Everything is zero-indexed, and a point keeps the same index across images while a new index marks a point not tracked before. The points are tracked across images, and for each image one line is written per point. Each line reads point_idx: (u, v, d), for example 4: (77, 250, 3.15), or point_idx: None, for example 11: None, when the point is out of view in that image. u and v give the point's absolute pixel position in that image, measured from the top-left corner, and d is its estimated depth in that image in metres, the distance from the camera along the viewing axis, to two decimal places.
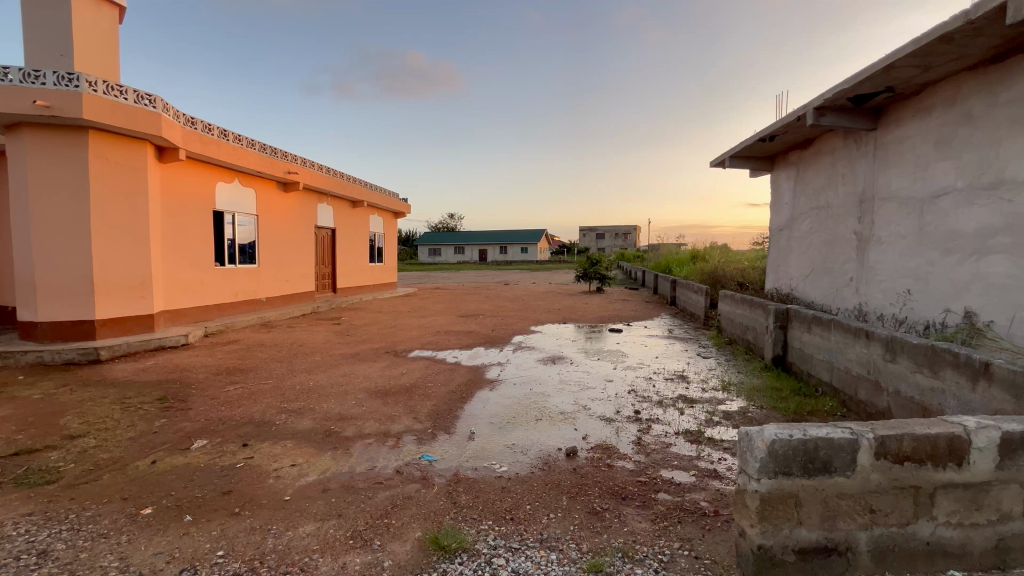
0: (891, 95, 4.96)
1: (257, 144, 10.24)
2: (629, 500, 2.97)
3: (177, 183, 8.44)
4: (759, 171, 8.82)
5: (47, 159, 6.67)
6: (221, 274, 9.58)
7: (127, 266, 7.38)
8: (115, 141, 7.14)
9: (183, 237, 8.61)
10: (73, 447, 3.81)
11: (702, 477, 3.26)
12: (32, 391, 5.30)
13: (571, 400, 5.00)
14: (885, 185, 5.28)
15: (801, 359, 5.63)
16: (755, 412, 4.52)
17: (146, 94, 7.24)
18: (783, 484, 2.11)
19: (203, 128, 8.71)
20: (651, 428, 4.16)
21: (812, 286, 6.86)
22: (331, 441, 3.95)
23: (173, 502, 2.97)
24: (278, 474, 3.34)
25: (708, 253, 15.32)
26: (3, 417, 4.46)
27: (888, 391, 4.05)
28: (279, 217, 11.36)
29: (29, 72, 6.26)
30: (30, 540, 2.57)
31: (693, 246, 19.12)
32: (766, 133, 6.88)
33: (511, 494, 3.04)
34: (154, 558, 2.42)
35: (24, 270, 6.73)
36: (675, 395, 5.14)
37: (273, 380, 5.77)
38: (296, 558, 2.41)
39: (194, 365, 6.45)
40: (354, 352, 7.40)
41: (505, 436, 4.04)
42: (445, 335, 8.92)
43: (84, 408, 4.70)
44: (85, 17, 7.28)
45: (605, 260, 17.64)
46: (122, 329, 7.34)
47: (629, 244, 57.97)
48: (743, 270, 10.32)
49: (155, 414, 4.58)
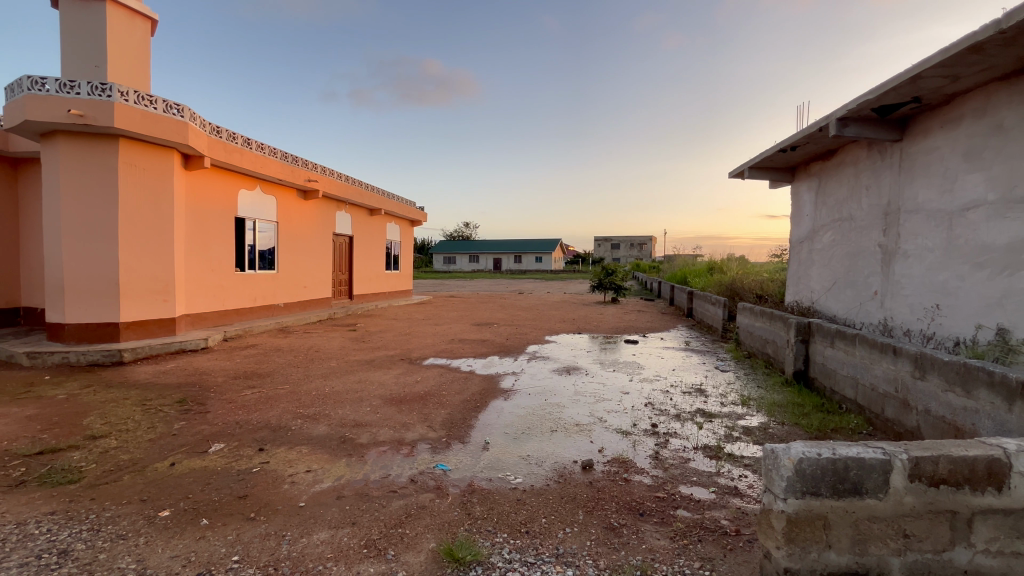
0: (916, 105, 4.88)
1: (279, 152, 10.45)
2: (647, 516, 2.90)
3: (202, 190, 8.66)
4: (778, 182, 8.69)
5: (79, 165, 6.87)
6: (241, 279, 9.73)
7: (151, 270, 7.56)
8: (143, 149, 7.35)
9: (204, 243, 8.78)
10: (95, 447, 3.88)
11: (722, 494, 3.18)
12: (58, 391, 5.42)
13: (587, 411, 4.93)
14: (911, 197, 5.15)
15: (823, 375, 5.48)
16: (777, 429, 4.39)
17: (175, 104, 7.46)
18: (811, 505, 2.04)
19: (228, 138, 8.95)
20: (668, 442, 4.08)
21: (834, 299, 6.73)
22: (345, 447, 3.95)
23: (190, 504, 3.00)
24: (293, 479, 3.35)
25: (727, 264, 15.12)
26: (30, 415, 4.57)
27: (917, 410, 3.92)
28: (298, 224, 11.54)
29: (65, 82, 6.49)
30: (52, 539, 2.61)
31: (710, 257, 18.90)
32: (786, 143, 6.77)
33: (527, 507, 2.99)
34: (170, 561, 2.42)
35: (54, 272, 6.91)
36: (693, 409, 5.03)
37: (290, 385, 5.83)
38: (310, 565, 2.40)
39: (213, 368, 6.56)
40: (369, 358, 7.42)
41: (520, 447, 4.00)
42: (460, 342, 8.93)
43: (106, 409, 4.79)
44: (119, 29, 7.56)
45: (621, 270, 17.50)
46: (144, 331, 7.50)
47: (644, 254, 57.81)
48: (762, 282, 10.13)
49: (175, 416, 4.66)
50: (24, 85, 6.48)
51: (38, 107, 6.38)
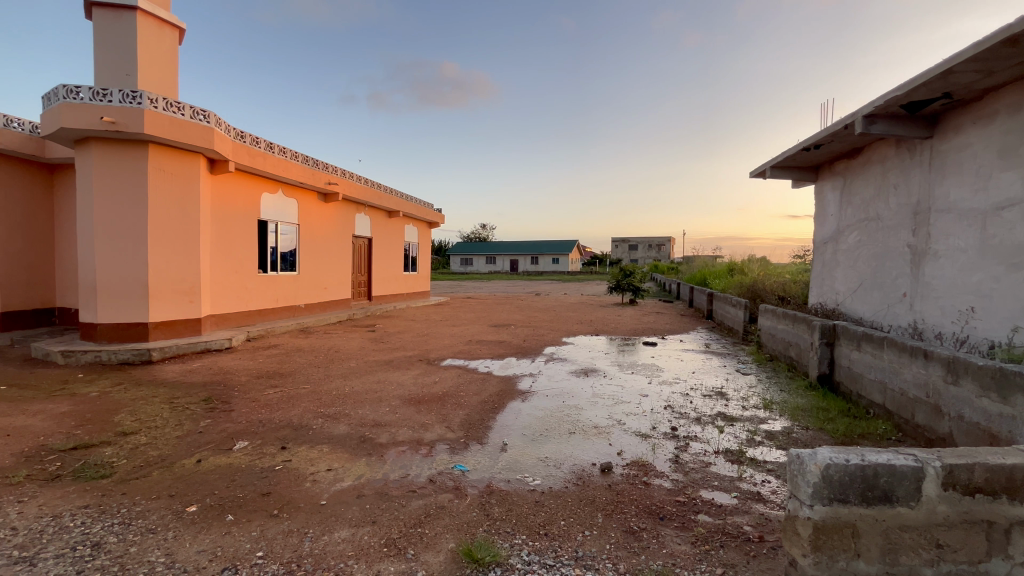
0: (948, 101, 4.73)
1: (300, 155, 10.64)
2: (667, 520, 2.86)
3: (227, 193, 8.88)
4: (802, 181, 8.51)
5: (110, 170, 7.11)
6: (263, 281, 9.93)
7: (178, 272, 7.77)
8: (171, 154, 7.56)
9: (228, 245, 8.98)
10: (125, 443, 4.01)
11: (744, 499, 3.12)
12: (90, 388, 5.61)
13: (605, 414, 4.90)
14: (942, 196, 4.99)
15: (849, 379, 5.34)
16: (801, 434, 4.29)
17: (201, 110, 7.66)
18: (839, 512, 1.99)
19: (252, 142, 9.16)
20: (689, 446, 4.02)
21: (860, 301, 6.55)
22: (365, 447, 4.00)
23: (216, 501, 3.07)
24: (314, 478, 3.40)
25: (748, 265, 14.85)
26: (65, 412, 4.73)
27: (949, 416, 3.79)
28: (319, 226, 11.73)
29: (98, 91, 6.73)
30: (86, 532, 2.69)
31: (730, 258, 18.59)
32: (810, 141, 6.63)
33: (545, 509, 2.98)
34: (197, 556, 2.48)
35: (87, 273, 7.16)
36: (714, 412, 4.95)
37: (311, 385, 5.92)
38: (332, 563, 2.43)
39: (237, 367, 6.71)
40: (388, 359, 7.50)
41: (539, 449, 3.99)
42: (477, 344, 8.94)
43: (135, 407, 4.94)
44: (149, 38, 7.82)
45: (639, 271, 17.35)
46: (171, 330, 7.71)
47: (663, 256, 57.27)
48: (784, 283, 9.92)
49: (201, 414, 4.77)
50: (59, 94, 6.73)
51: (73, 115, 6.62)
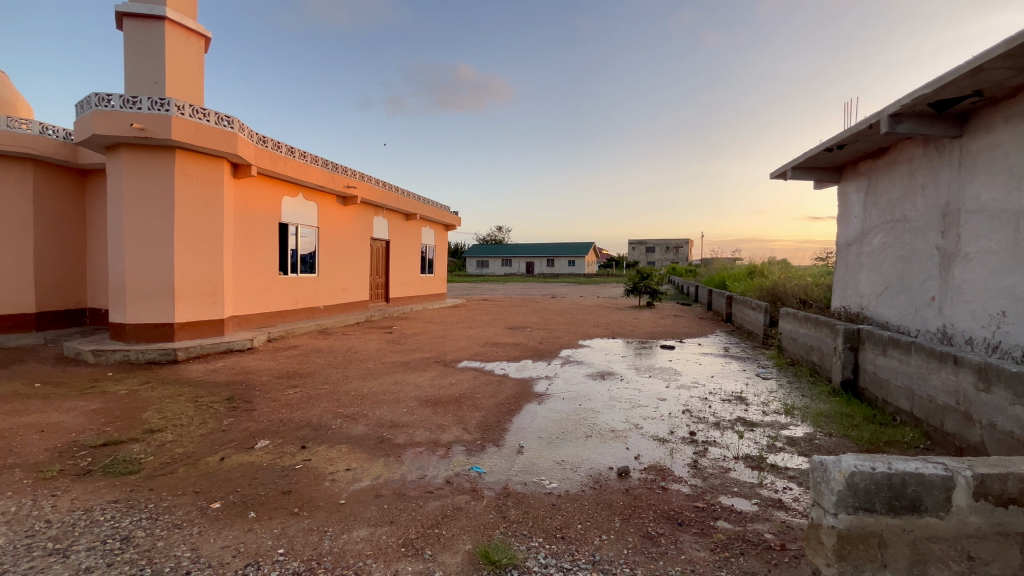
0: (978, 99, 4.59)
1: (320, 159, 10.83)
2: (686, 526, 2.83)
3: (249, 197, 9.08)
4: (824, 182, 8.34)
5: (139, 175, 7.33)
6: (283, 282, 10.12)
7: (203, 273, 7.97)
8: (197, 160, 7.77)
9: (250, 247, 9.18)
10: (153, 440, 4.12)
11: (765, 506, 3.06)
12: (119, 387, 5.79)
13: (622, 418, 4.86)
14: (973, 196, 4.84)
15: (875, 385, 5.20)
16: (824, 440, 4.20)
17: (225, 116, 7.86)
18: (865, 521, 1.95)
19: (273, 147, 9.36)
20: (707, 451, 3.97)
21: (885, 305, 6.38)
22: (383, 447, 4.04)
23: (239, 498, 3.14)
24: (334, 477, 3.46)
25: (768, 268, 14.60)
26: (96, 409, 4.90)
27: (981, 424, 3.67)
28: (338, 229, 11.91)
29: (128, 99, 6.96)
30: (116, 525, 2.78)
31: (750, 260, 18.29)
32: (833, 142, 6.50)
33: (562, 512, 2.98)
34: (222, 551, 2.54)
35: (117, 275, 7.40)
36: (733, 417, 4.87)
37: (330, 385, 6.00)
38: (352, 561, 2.47)
39: (258, 368, 6.84)
40: (405, 360, 7.56)
41: (555, 452, 3.98)
42: (493, 346, 8.97)
43: (162, 405, 5.08)
44: (177, 47, 8.06)
45: (656, 274, 17.18)
46: (196, 331, 7.91)
47: (680, 258, 56.63)
48: (806, 286, 9.71)
49: (225, 413, 4.89)
50: (92, 102, 6.98)
51: (105, 123, 6.87)
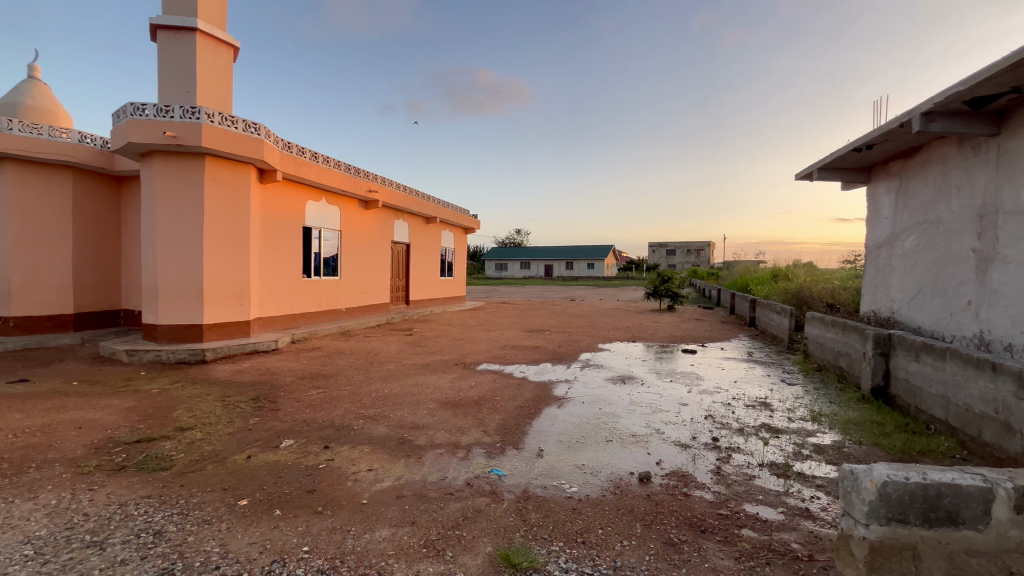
0: (1016, 96, 4.41)
1: (343, 164, 11.03)
2: (709, 534, 2.78)
3: (274, 202, 9.30)
4: (852, 183, 8.11)
5: (171, 182, 7.59)
6: (307, 285, 10.32)
7: (230, 276, 8.19)
8: (225, 165, 8.01)
9: (275, 251, 9.40)
10: (183, 438, 4.25)
11: (792, 515, 2.99)
12: (151, 386, 5.99)
13: (643, 422, 4.81)
14: (1011, 197, 4.65)
15: (907, 392, 5.03)
16: (853, 448, 4.08)
17: (253, 123, 8.08)
18: (898, 533, 1.93)
19: (298, 152, 9.57)
20: (731, 458, 3.90)
21: (918, 310, 6.17)
22: (404, 448, 4.08)
23: (265, 495, 3.21)
24: (356, 477, 3.51)
25: (792, 271, 14.27)
26: (130, 407, 5.08)
27: (1020, 434, 3.53)
28: (360, 232, 12.10)
29: (161, 107, 7.21)
30: (149, 520, 2.88)
31: (774, 264, 17.90)
32: (862, 142, 6.33)
33: (582, 517, 2.96)
34: (249, 547, 2.60)
35: (150, 278, 7.66)
36: (757, 424, 4.77)
37: (352, 386, 6.09)
38: (374, 561, 2.50)
39: (283, 368, 6.99)
40: (425, 362, 7.63)
41: (575, 456, 3.96)
42: (512, 349, 8.97)
43: (191, 404, 5.23)
44: (206, 56, 8.32)
45: (677, 277, 16.97)
46: (223, 332, 8.13)
47: (702, 261, 55.80)
48: (833, 290, 9.45)
49: (251, 412, 5.01)
50: (128, 111, 7.25)
51: (140, 131, 7.13)
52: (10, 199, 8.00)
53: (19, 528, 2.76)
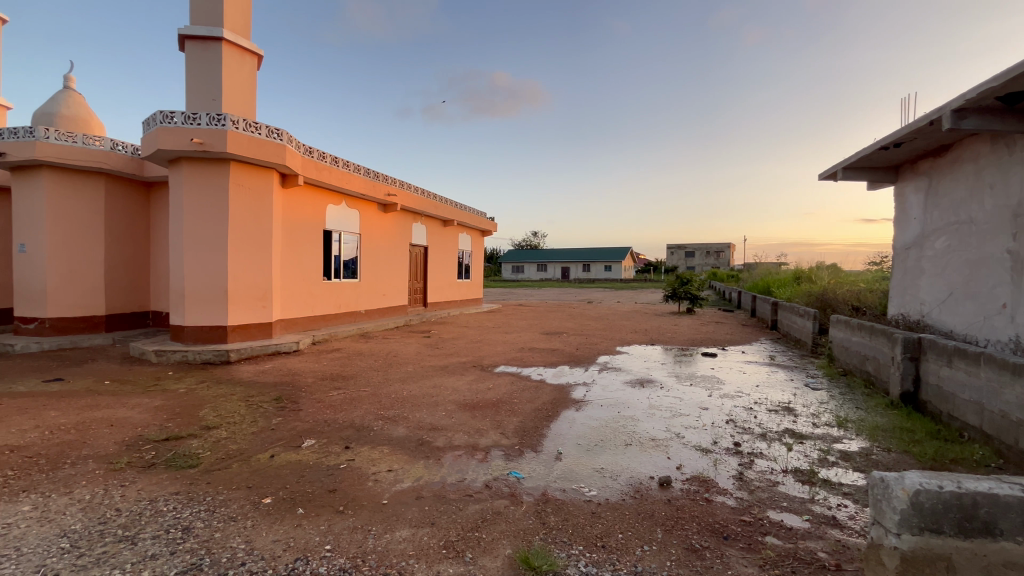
0: None
1: (362, 168, 11.19)
2: (732, 540, 2.74)
3: (296, 206, 9.48)
4: (879, 183, 7.91)
5: (198, 187, 7.80)
6: (327, 287, 10.49)
7: (253, 279, 8.37)
8: (249, 171, 8.20)
9: (297, 254, 9.58)
10: (209, 436, 4.36)
11: (818, 523, 2.92)
12: (178, 385, 6.16)
13: (663, 426, 4.76)
14: None
15: (938, 398, 4.87)
16: (882, 456, 3.97)
17: (276, 129, 8.27)
18: (932, 543, 1.90)
19: (319, 157, 9.75)
20: (754, 463, 3.83)
21: (950, 313, 5.98)
22: (423, 450, 4.11)
23: (288, 494, 3.27)
24: (376, 477, 3.55)
25: (816, 273, 13.96)
26: (158, 406, 5.23)
27: None
28: (379, 235, 12.25)
29: (189, 115, 7.44)
30: (178, 516, 2.96)
31: (797, 265, 17.53)
32: (889, 140, 6.17)
33: (602, 521, 2.94)
34: (273, 545, 2.65)
35: (177, 280, 7.89)
36: (781, 429, 4.68)
37: (372, 387, 6.17)
38: (395, 561, 2.52)
39: (304, 369, 7.11)
40: (443, 364, 7.68)
41: (594, 459, 3.94)
42: (530, 351, 8.96)
43: (217, 403, 5.36)
44: (232, 65, 8.54)
45: (696, 279, 16.74)
46: (246, 333, 8.31)
47: (721, 263, 54.98)
48: (859, 292, 9.21)
49: (274, 412, 5.11)
50: (157, 119, 7.49)
51: (169, 138, 7.36)
52: (47, 206, 8.33)
53: (55, 521, 2.86)
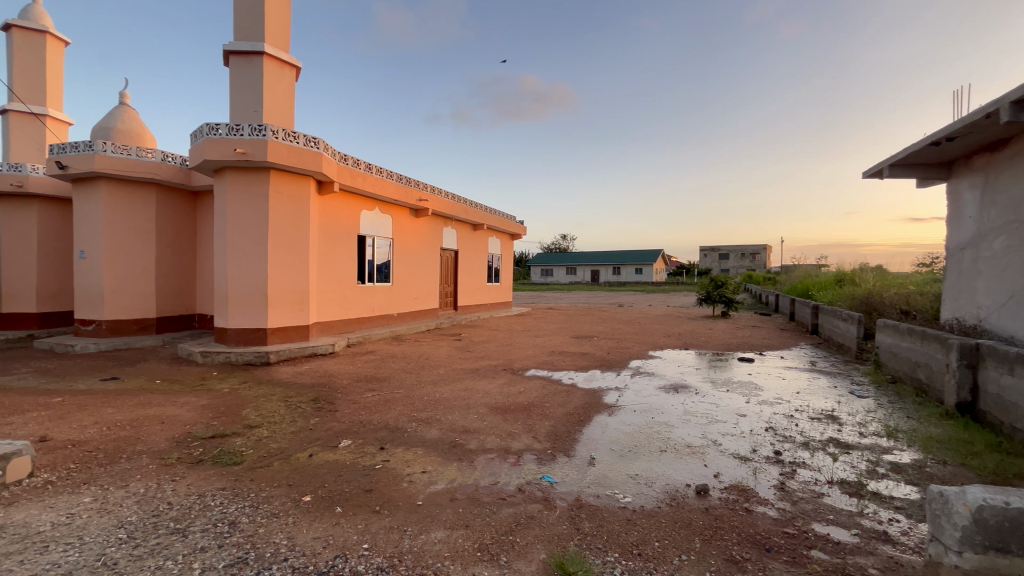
0: None
1: (395, 174, 11.42)
2: (775, 553, 2.64)
3: (331, 212, 9.76)
4: (929, 180, 7.52)
5: (240, 195, 8.14)
6: (361, 291, 10.74)
7: (291, 283, 8.66)
8: (288, 178, 8.50)
9: (332, 258, 9.84)
10: (251, 435, 4.52)
11: (867, 538, 2.78)
12: (223, 385, 6.43)
13: (698, 433, 4.64)
14: None
15: (999, 408, 4.57)
16: (936, 469, 3.75)
17: (312, 137, 8.54)
18: (997, 562, 1.91)
19: (354, 164, 10.01)
20: (796, 473, 3.69)
21: (1010, 317, 5.62)
22: (456, 452, 4.15)
23: (327, 493, 3.36)
24: (411, 478, 3.60)
25: (860, 275, 13.34)
26: (204, 405, 5.47)
27: None
28: (410, 240, 12.47)
29: (233, 127, 7.78)
30: (224, 510, 3.09)
31: (838, 267, 16.83)
32: (940, 135, 5.86)
33: (638, 528, 2.89)
34: (314, 542, 2.73)
35: (221, 284, 8.24)
36: (825, 438, 4.48)
37: (404, 390, 6.27)
38: (430, 561, 2.55)
39: (339, 371, 7.29)
40: (474, 367, 7.72)
41: (628, 465, 3.88)
42: (560, 355, 8.91)
43: (258, 403, 5.57)
44: (272, 77, 8.89)
45: (731, 282, 16.28)
46: (285, 336, 8.59)
47: (757, 266, 53.32)
48: (907, 295, 8.75)
49: (312, 413, 5.26)
50: (203, 131, 7.87)
51: (213, 148, 7.71)
52: (103, 215, 8.85)
53: (113, 512, 3.03)
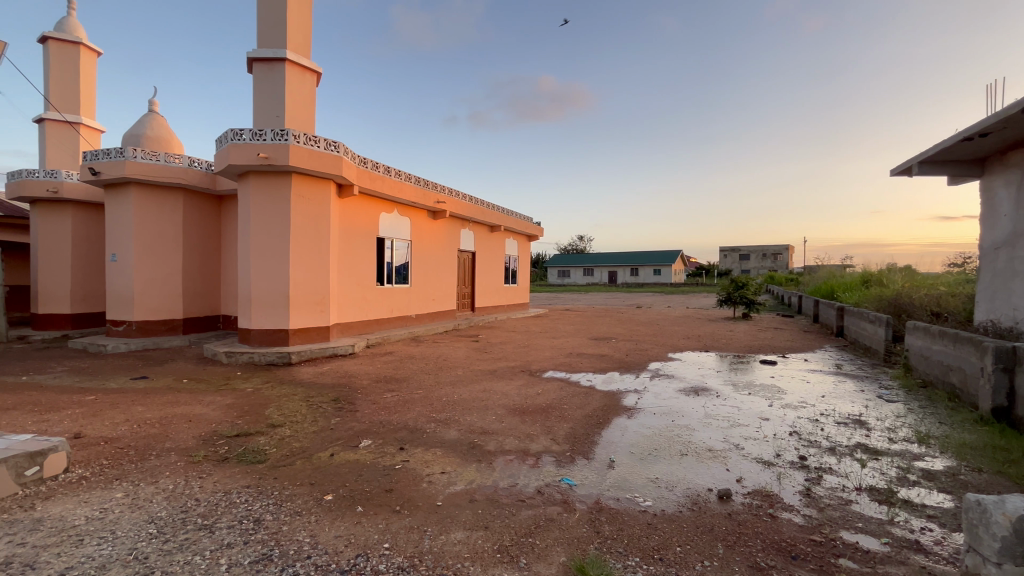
0: None
1: (413, 177, 11.52)
2: (801, 561, 2.57)
3: (351, 215, 9.90)
4: (961, 177, 7.27)
5: (263, 198, 8.32)
6: (380, 292, 10.87)
7: (312, 285, 8.80)
8: (309, 182, 8.65)
9: (352, 260, 9.98)
10: (274, 434, 4.61)
11: (899, 547, 2.69)
12: (246, 385, 6.57)
13: (720, 437, 4.56)
14: None
15: None
16: (971, 476, 3.61)
17: (332, 141, 8.67)
18: None
19: (373, 167, 10.13)
20: (822, 479, 3.60)
21: None
22: (474, 453, 4.16)
23: (348, 492, 3.41)
24: (430, 479, 3.63)
25: (888, 275, 12.95)
26: (229, 404, 5.59)
27: None
28: (428, 242, 12.57)
29: (256, 132, 7.96)
30: (249, 507, 3.15)
31: (865, 267, 16.38)
32: (973, 131, 5.66)
33: (659, 532, 2.86)
34: (336, 540, 2.77)
35: (245, 286, 8.43)
36: (852, 443, 4.36)
37: (423, 390, 6.32)
38: (450, 562, 2.56)
39: (359, 372, 7.38)
40: (492, 369, 7.73)
41: (648, 469, 3.84)
42: (578, 357, 8.86)
43: (281, 403, 5.68)
44: (293, 83, 9.06)
45: (753, 283, 15.98)
46: (306, 336, 8.74)
47: (779, 266, 52.24)
48: (938, 296, 8.47)
49: (333, 413, 5.34)
50: (228, 137, 8.07)
51: (237, 154, 7.89)
52: (133, 219, 9.14)
53: (144, 508, 3.13)
